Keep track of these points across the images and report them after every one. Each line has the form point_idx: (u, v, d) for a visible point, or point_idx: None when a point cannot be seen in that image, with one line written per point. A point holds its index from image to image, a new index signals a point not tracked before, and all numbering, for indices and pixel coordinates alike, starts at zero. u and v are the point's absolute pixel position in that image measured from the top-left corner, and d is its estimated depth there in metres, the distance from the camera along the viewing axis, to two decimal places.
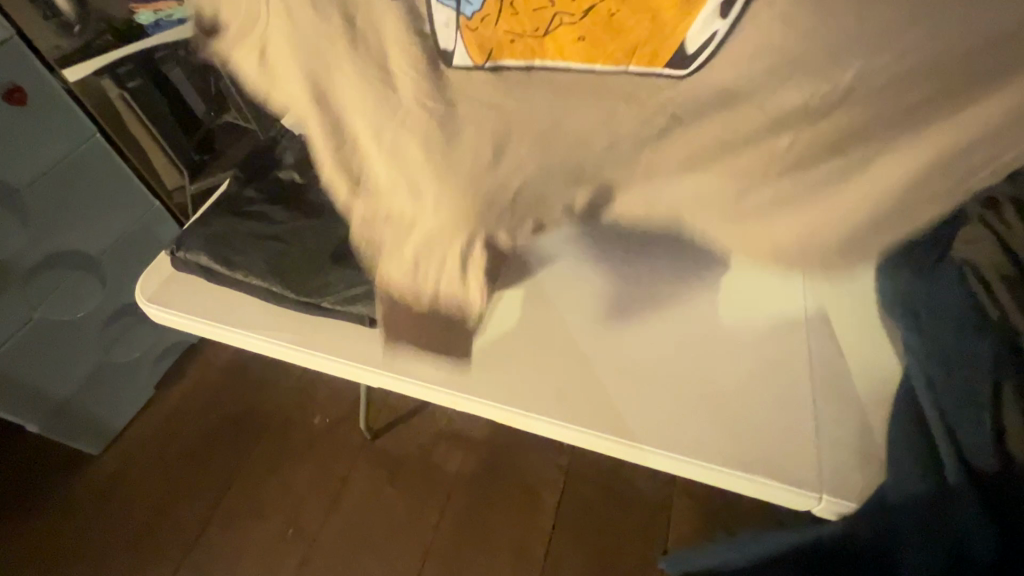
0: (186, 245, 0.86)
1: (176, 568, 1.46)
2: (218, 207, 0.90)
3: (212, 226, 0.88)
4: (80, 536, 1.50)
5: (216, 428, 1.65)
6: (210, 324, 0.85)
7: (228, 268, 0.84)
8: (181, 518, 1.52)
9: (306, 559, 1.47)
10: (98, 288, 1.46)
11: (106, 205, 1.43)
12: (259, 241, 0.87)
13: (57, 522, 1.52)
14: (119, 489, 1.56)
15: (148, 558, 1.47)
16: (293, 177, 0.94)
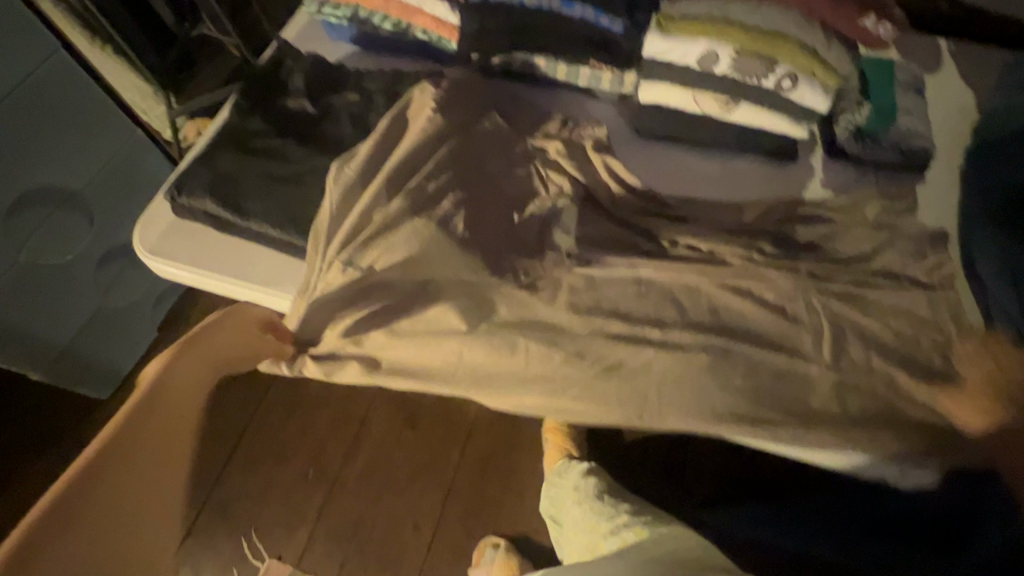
0: (190, 189, 0.73)
1: (202, 508, 1.46)
2: (219, 141, 0.77)
3: (216, 165, 0.74)
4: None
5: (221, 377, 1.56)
6: (225, 279, 0.74)
7: (241, 218, 0.73)
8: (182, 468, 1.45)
9: (330, 498, 1.47)
10: (86, 228, 1.32)
11: (85, 137, 1.27)
12: (272, 184, 0.74)
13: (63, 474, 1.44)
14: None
15: None
16: (304, 106, 0.80)
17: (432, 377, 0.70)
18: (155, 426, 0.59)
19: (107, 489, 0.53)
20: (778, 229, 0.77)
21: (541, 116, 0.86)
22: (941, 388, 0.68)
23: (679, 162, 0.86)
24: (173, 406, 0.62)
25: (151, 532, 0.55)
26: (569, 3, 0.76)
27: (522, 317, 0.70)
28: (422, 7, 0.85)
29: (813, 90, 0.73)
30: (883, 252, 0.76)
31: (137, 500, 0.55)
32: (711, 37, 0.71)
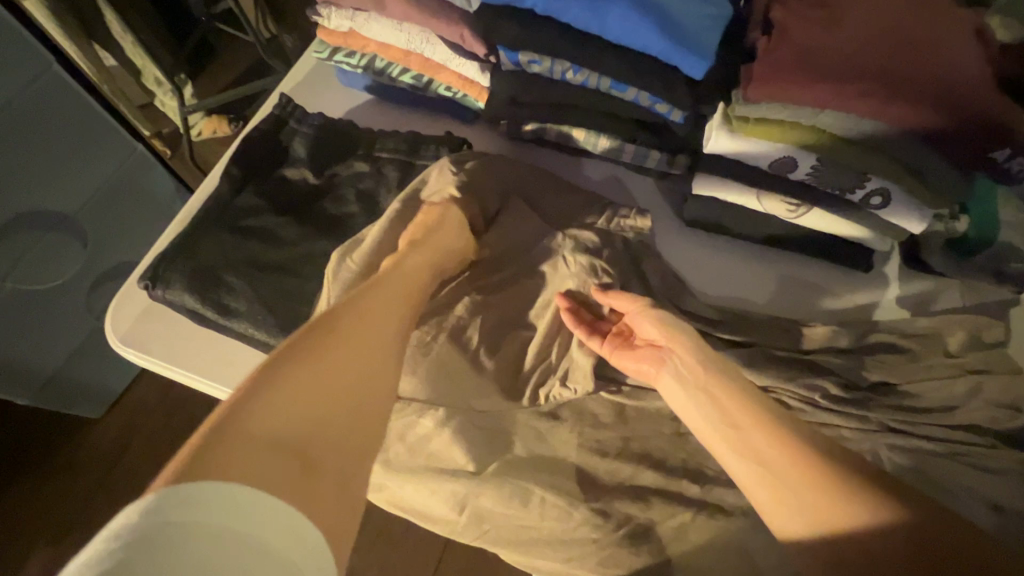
0: (167, 280, 0.63)
1: None
2: (204, 219, 0.67)
3: (201, 251, 0.65)
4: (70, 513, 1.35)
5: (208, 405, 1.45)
6: (203, 383, 0.64)
7: (224, 317, 0.63)
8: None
9: None
10: (78, 250, 1.24)
11: (79, 157, 1.18)
12: (261, 275, 0.65)
13: (43, 500, 1.37)
14: (113, 467, 1.40)
15: None
16: (306, 178, 0.70)
17: (429, 514, 0.61)
18: (370, 316, 0.55)
19: (322, 360, 0.49)
20: (841, 362, 0.66)
21: (577, 198, 0.75)
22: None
23: (729, 263, 0.75)
24: (387, 293, 0.58)
25: (362, 412, 0.49)
26: (622, 85, 0.63)
27: (539, 454, 0.61)
28: (447, 64, 0.73)
29: (907, 208, 0.61)
30: (968, 402, 0.64)
31: (349, 376, 0.50)
32: (793, 143, 0.58)
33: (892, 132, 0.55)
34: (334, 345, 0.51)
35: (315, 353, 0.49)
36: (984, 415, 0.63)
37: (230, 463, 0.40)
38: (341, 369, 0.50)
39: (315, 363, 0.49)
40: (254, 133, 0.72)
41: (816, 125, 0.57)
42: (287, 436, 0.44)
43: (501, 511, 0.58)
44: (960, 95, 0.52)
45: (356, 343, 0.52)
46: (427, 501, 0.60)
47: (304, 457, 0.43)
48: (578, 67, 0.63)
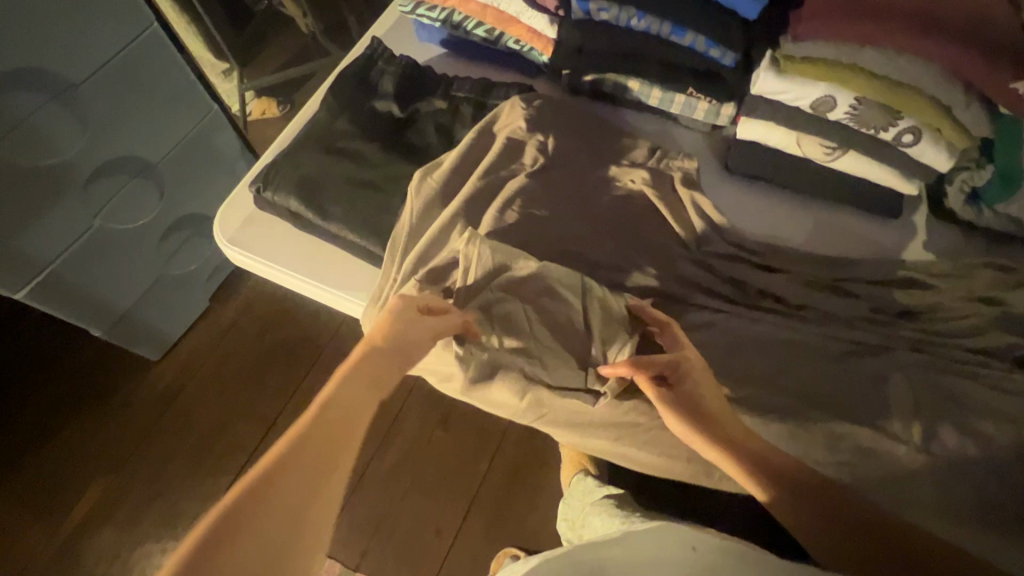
0: (275, 186, 0.73)
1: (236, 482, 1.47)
2: (305, 140, 0.76)
3: (303, 165, 0.74)
4: (130, 444, 1.44)
5: (258, 350, 1.54)
6: (302, 279, 0.74)
7: (322, 220, 0.72)
8: (215, 435, 1.45)
9: (357, 490, 1.46)
10: (158, 197, 1.37)
11: (166, 112, 1.30)
12: (355, 188, 0.74)
13: (105, 430, 1.46)
14: (171, 404, 1.49)
15: (200, 478, 1.41)
16: (392, 110, 0.79)
17: (493, 402, 0.70)
18: (306, 460, 0.54)
19: (251, 530, 0.49)
20: (869, 291, 0.73)
21: (630, 142, 0.83)
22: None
23: (769, 208, 0.81)
24: (328, 429, 0.56)
25: (305, 525, 0.52)
26: (681, 30, 0.71)
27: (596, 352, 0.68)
28: (519, 18, 0.82)
29: (936, 148, 0.67)
30: (988, 331, 0.70)
31: (285, 526, 0.51)
32: (832, 82, 0.66)
33: (923, 67, 0.62)
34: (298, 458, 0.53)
35: (249, 521, 0.49)
36: (1002, 343, 0.69)
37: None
38: (315, 448, 0.54)
39: (246, 534, 0.49)
40: (349, 71, 0.81)
41: (856, 64, 0.64)
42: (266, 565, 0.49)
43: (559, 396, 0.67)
44: (989, 32, 0.60)
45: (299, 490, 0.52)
46: (492, 388, 0.68)
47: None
48: (641, 14, 0.71)
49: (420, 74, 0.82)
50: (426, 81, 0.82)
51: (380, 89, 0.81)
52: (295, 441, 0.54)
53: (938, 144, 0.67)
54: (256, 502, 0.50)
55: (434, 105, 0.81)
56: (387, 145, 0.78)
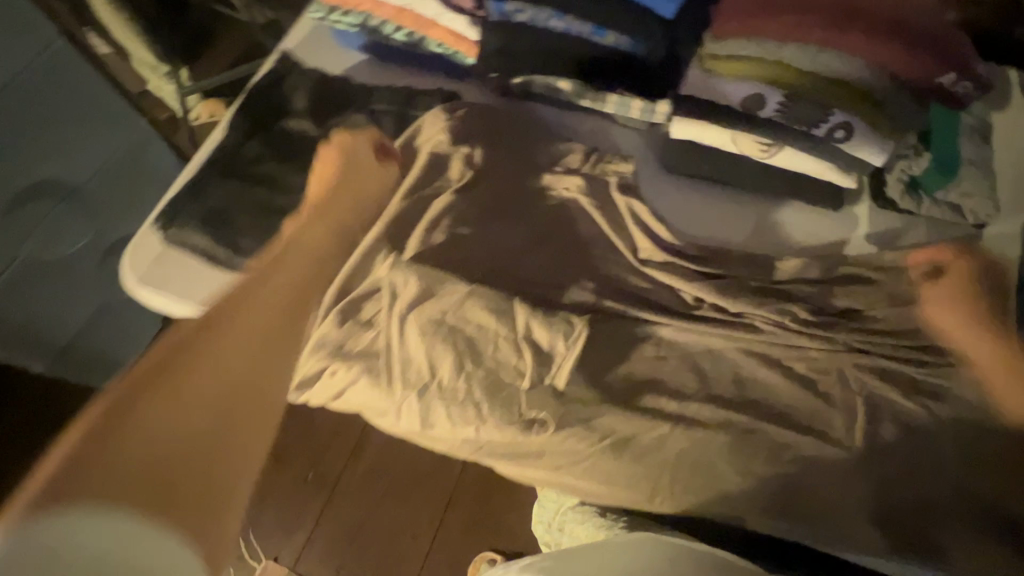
0: (183, 221, 0.69)
1: None
2: (212, 168, 0.71)
3: (211, 197, 0.70)
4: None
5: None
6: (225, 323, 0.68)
7: (234, 255, 0.68)
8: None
9: (330, 505, 1.42)
10: (89, 221, 1.28)
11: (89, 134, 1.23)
12: (268, 219, 0.69)
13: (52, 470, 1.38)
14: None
15: None
16: (306, 129, 0.74)
17: (431, 437, 0.67)
18: (231, 345, 0.55)
19: (171, 416, 0.48)
20: (810, 290, 0.71)
21: (565, 148, 0.79)
22: (990, 484, 0.61)
23: (709, 208, 0.78)
24: (235, 342, 0.55)
25: (236, 438, 0.51)
26: (602, 30, 0.67)
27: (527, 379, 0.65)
28: (438, 20, 0.77)
29: (869, 142, 0.65)
30: (930, 323, 0.69)
31: (214, 421, 0.50)
32: (758, 78, 0.65)
33: (848, 61, 0.62)
34: (219, 340, 0.54)
35: (164, 388, 0.49)
36: (942, 337, 0.68)
37: (140, 442, 0.46)
38: (236, 337, 0.55)
39: (157, 412, 0.47)
40: (258, 89, 0.76)
41: (779, 59, 0.64)
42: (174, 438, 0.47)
43: (497, 426, 0.64)
44: (908, 27, 0.61)
45: (217, 365, 0.53)
46: (426, 423, 0.65)
47: (206, 455, 0.49)
48: (560, 15, 0.68)
49: (335, 88, 0.77)
50: (342, 95, 0.77)
51: (293, 106, 0.75)
52: (211, 329, 0.54)
53: (871, 139, 0.64)
54: (169, 375, 0.50)
55: (351, 120, 0.76)
56: (303, 170, 0.73)
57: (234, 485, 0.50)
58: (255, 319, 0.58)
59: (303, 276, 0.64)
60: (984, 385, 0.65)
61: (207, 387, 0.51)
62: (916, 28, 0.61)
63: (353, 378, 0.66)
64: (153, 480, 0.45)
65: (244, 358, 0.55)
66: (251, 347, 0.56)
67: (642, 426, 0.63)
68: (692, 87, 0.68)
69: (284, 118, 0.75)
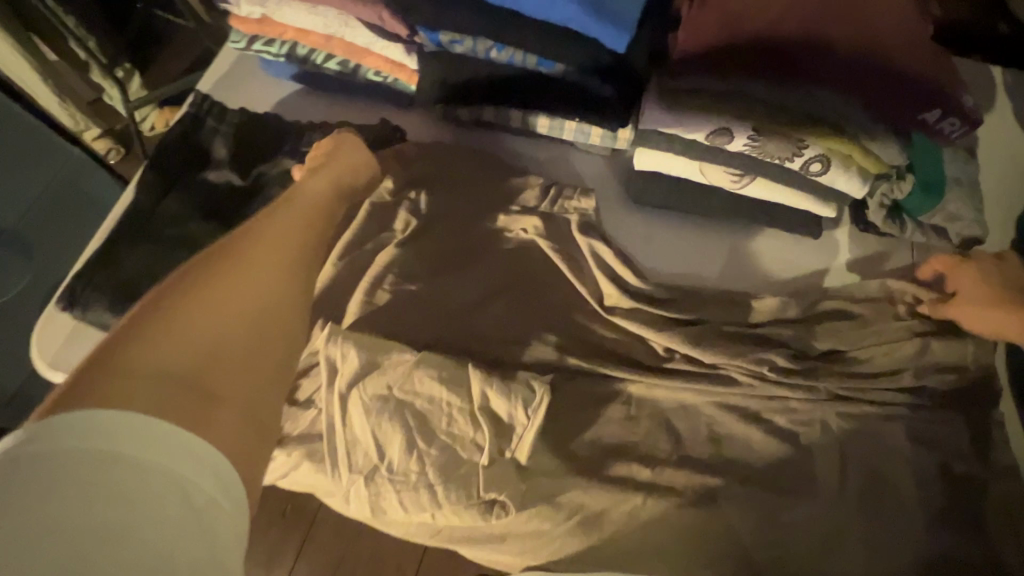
0: (87, 302, 0.61)
1: None
2: (123, 235, 0.64)
3: (123, 270, 0.62)
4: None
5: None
6: None
7: None
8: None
9: None
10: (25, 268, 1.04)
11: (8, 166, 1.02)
12: None
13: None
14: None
15: None
16: (229, 181, 0.67)
17: (388, 521, 0.61)
18: (252, 261, 0.50)
19: (185, 329, 0.43)
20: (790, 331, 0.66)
21: (524, 183, 0.72)
22: (978, 537, 0.58)
23: (672, 237, 0.72)
24: (255, 261, 0.50)
25: (258, 358, 0.47)
26: (549, 62, 0.61)
27: (483, 457, 0.58)
28: (372, 48, 0.69)
29: (846, 175, 0.59)
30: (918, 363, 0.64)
31: (231, 331, 0.45)
32: (723, 114, 0.57)
33: (820, 98, 0.54)
34: (238, 260, 0.49)
35: (174, 304, 0.44)
36: (929, 376, 0.64)
37: (151, 355, 0.41)
38: (260, 261, 0.50)
39: (168, 324, 0.43)
40: (172, 139, 0.68)
41: (745, 94, 0.56)
42: (186, 359, 0.42)
43: (455, 511, 0.58)
44: (889, 60, 0.53)
45: (222, 307, 0.46)
46: (379, 510, 0.59)
47: (197, 395, 0.41)
48: (500, 46, 0.61)
49: (260, 131, 0.69)
50: (269, 139, 0.69)
51: (214, 155, 0.68)
52: (228, 250, 0.50)
53: (849, 170, 0.59)
54: (182, 290, 0.46)
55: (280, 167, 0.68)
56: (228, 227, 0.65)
57: (225, 432, 0.41)
58: (272, 262, 0.51)
59: (301, 224, 0.56)
60: (968, 427, 0.62)
61: (209, 318, 0.45)
62: (899, 60, 0.53)
63: (296, 462, 0.61)
64: (172, 376, 0.41)
65: (269, 282, 0.50)
66: (276, 275, 0.50)
67: (615, 499, 0.58)
68: (650, 122, 0.61)
69: (204, 169, 0.67)
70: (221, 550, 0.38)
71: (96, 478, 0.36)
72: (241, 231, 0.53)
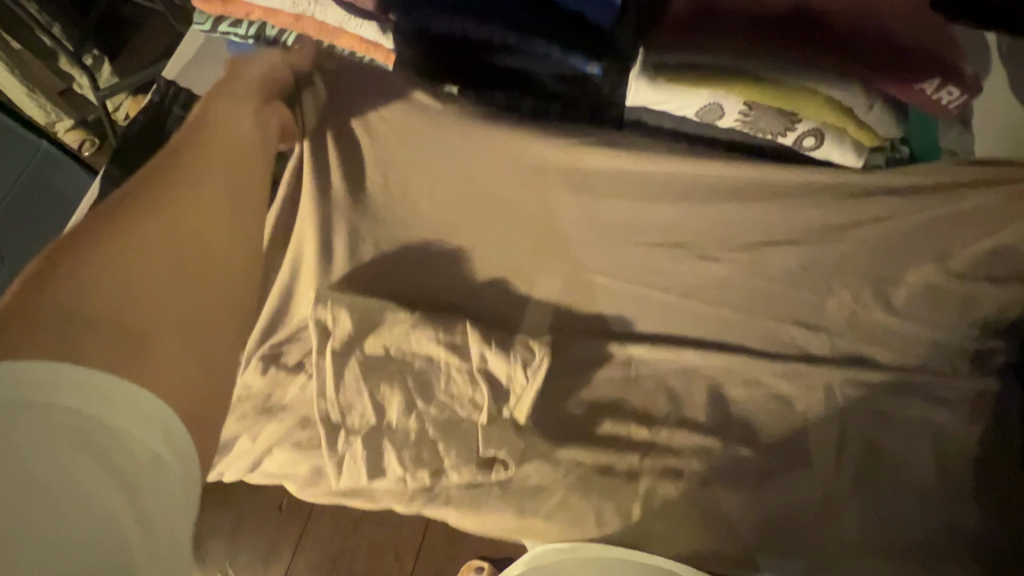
0: None
1: None
2: None
3: None
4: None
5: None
6: None
7: None
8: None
9: None
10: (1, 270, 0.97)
11: None
12: None
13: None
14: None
15: None
16: None
17: (381, 494, 0.60)
18: (181, 204, 0.51)
19: (97, 272, 0.44)
20: (792, 295, 0.63)
21: None
22: (969, 488, 0.59)
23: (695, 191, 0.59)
24: (183, 204, 0.51)
25: (190, 320, 0.48)
26: (530, 42, 0.54)
27: (476, 424, 0.58)
28: (343, 26, 0.59)
29: (844, 150, 0.57)
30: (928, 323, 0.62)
31: (158, 283, 0.46)
32: (710, 90, 0.55)
33: (810, 73, 0.52)
34: (161, 204, 0.50)
35: (90, 248, 0.45)
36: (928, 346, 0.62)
37: (69, 294, 0.42)
38: (193, 202, 0.51)
39: (84, 270, 0.44)
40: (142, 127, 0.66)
41: (734, 69, 0.53)
42: (106, 301, 0.43)
43: (453, 467, 0.58)
44: (881, 30, 0.50)
45: (149, 255, 0.47)
46: (374, 475, 0.58)
47: (119, 336, 0.42)
48: (478, 22, 0.53)
49: None
50: None
51: None
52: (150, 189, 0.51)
53: (845, 146, 0.57)
54: (102, 231, 0.47)
55: None
56: None
57: (154, 378, 0.42)
58: (205, 217, 0.51)
59: (239, 166, 0.56)
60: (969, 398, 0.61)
61: (150, 264, 0.47)
62: (892, 29, 0.51)
63: (285, 433, 0.60)
64: (101, 320, 0.42)
65: (195, 229, 0.50)
66: (206, 218, 0.51)
67: (606, 475, 0.58)
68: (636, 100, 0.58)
69: None
70: (173, 502, 0.41)
71: (24, 435, 0.36)
72: (172, 167, 0.53)
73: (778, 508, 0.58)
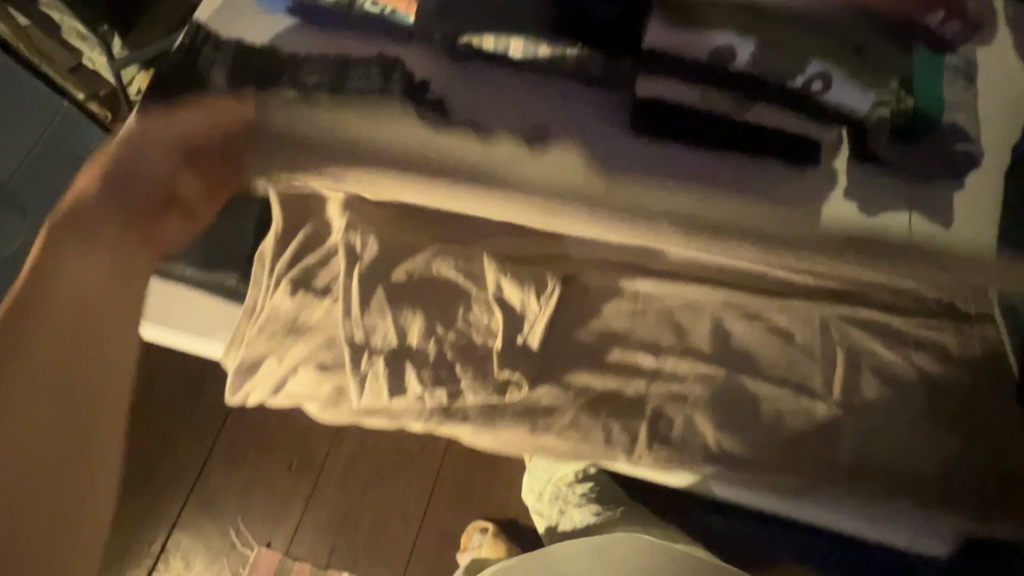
0: None
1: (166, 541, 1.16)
2: (129, 159, 0.65)
3: None
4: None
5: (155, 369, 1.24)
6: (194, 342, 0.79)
7: None
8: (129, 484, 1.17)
9: (310, 508, 1.19)
10: None
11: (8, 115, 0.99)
12: None
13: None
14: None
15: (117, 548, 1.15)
16: (231, 110, 0.67)
17: (400, 413, 0.64)
18: (72, 285, 0.61)
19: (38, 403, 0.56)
20: (786, 239, 0.68)
21: (531, 123, 0.71)
22: (949, 429, 0.62)
23: (668, 178, 0.68)
24: (77, 304, 0.60)
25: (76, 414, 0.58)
26: None
27: (491, 348, 0.63)
28: None
29: (848, 90, 0.62)
30: (908, 267, 0.66)
31: (42, 414, 0.57)
32: (727, 29, 0.60)
33: (810, 18, 0.62)
34: (28, 312, 0.58)
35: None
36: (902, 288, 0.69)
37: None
38: (52, 307, 0.59)
39: None
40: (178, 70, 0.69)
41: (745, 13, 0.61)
42: (43, 421, 0.57)
43: (470, 388, 0.62)
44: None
45: (23, 387, 0.56)
46: (395, 394, 0.63)
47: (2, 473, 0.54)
48: None
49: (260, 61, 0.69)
50: (269, 69, 0.69)
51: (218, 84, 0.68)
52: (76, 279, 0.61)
53: (848, 87, 0.62)
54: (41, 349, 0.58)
55: (282, 95, 0.68)
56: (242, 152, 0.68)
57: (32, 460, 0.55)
58: (88, 310, 0.61)
59: (145, 195, 0.65)
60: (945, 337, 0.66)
61: (30, 392, 0.56)
62: None
63: (313, 351, 0.65)
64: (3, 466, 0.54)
65: (67, 338, 0.59)
66: (85, 325, 0.60)
67: (611, 399, 0.62)
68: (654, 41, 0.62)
69: (206, 97, 0.68)
70: (79, 527, 0.57)
71: None
72: (69, 215, 0.62)
73: (775, 436, 0.61)
